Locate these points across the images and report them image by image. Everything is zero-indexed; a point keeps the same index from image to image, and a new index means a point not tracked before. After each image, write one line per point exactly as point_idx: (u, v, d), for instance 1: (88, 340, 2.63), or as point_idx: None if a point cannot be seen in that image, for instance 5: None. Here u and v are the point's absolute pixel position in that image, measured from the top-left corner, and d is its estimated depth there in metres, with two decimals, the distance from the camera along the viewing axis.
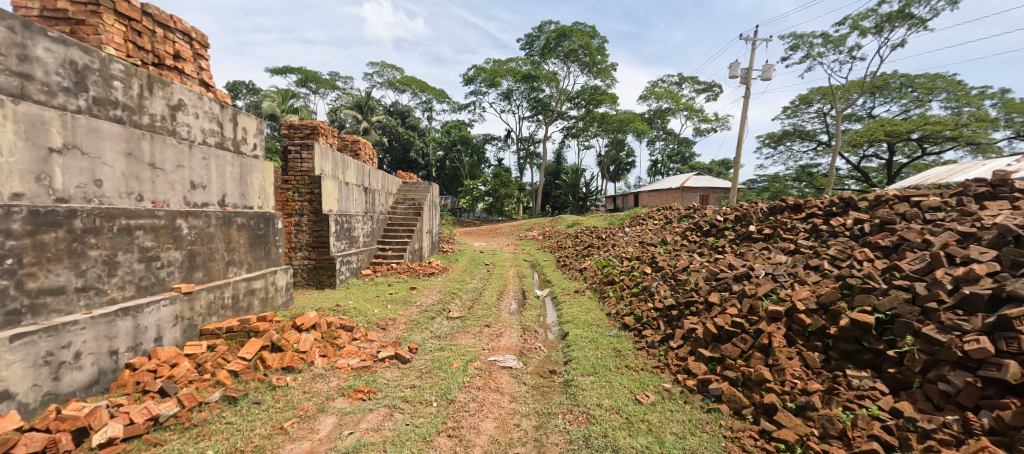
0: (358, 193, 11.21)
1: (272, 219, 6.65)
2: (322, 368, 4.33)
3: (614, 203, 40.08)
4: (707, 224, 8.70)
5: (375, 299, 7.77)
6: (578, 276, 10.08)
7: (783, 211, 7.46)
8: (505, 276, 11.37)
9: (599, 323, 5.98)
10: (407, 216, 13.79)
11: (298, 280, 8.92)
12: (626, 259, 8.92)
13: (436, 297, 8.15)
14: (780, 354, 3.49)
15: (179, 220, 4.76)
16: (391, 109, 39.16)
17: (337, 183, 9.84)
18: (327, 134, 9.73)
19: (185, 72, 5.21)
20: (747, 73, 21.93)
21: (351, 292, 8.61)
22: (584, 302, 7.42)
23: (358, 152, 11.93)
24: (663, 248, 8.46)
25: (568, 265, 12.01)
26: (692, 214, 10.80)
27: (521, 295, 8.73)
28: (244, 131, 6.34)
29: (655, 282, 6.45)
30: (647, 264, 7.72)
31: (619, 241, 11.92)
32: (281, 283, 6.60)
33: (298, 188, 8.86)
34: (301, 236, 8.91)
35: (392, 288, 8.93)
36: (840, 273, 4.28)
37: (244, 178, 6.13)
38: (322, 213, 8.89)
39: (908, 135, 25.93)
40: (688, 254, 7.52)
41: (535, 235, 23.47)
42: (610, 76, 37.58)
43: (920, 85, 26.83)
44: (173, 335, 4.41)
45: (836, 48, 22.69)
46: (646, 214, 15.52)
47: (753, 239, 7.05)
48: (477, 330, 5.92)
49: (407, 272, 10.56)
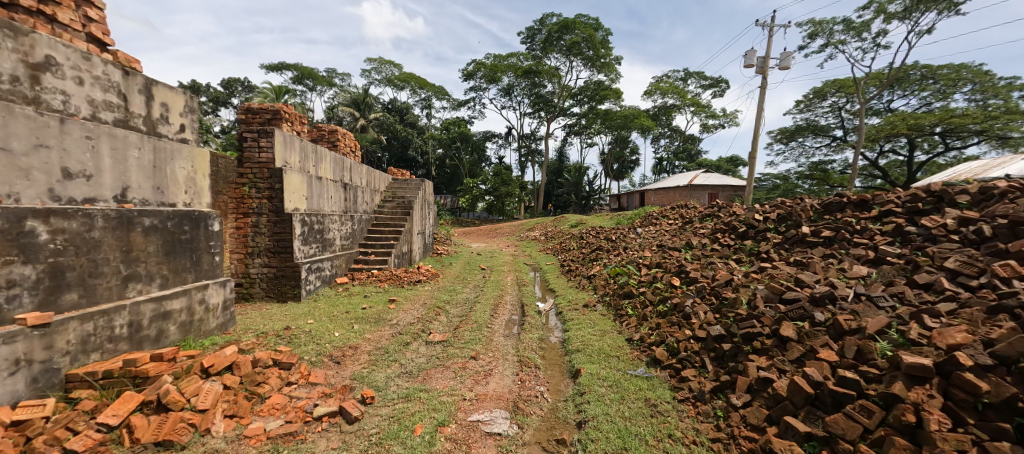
0: (334, 190, 9.81)
1: (204, 220, 5.26)
2: (220, 441, 3.00)
3: (618, 203, 38.65)
4: (741, 222, 7.30)
5: (342, 317, 6.40)
6: (586, 284, 8.71)
7: (842, 209, 6.07)
8: (502, 283, 9.98)
9: (620, 356, 4.56)
10: (394, 216, 12.40)
11: (256, 292, 7.50)
12: (644, 266, 7.51)
13: (418, 313, 6.79)
14: (945, 443, 2.22)
15: (35, 221, 3.47)
16: (389, 106, 37.85)
17: (307, 177, 8.45)
18: (294, 120, 8.34)
19: (59, 20, 3.89)
20: (763, 62, 20.52)
21: (317, 306, 7.22)
22: (596, 321, 5.99)
23: (336, 143, 10.56)
24: (689, 253, 7.05)
25: (575, 271, 10.54)
26: (718, 213, 9.35)
27: (520, 308, 7.33)
28: (165, 108, 4.96)
29: (688, 299, 5.04)
30: (672, 273, 6.30)
31: (633, 244, 10.46)
32: (216, 301, 5.23)
33: (255, 182, 7.47)
34: (259, 240, 7.49)
35: (368, 300, 7.55)
36: (992, 300, 2.96)
37: (159, 167, 4.74)
38: (284, 212, 7.50)
39: (931, 129, 24.40)
40: (723, 262, 6.13)
41: (536, 236, 22.05)
42: (614, 70, 36.13)
43: (942, 76, 25.31)
44: (9, 389, 3.13)
45: (859, 35, 21.28)
46: (658, 213, 14.11)
47: (809, 243, 5.67)
48: (459, 364, 4.51)
49: (389, 281, 9.17)
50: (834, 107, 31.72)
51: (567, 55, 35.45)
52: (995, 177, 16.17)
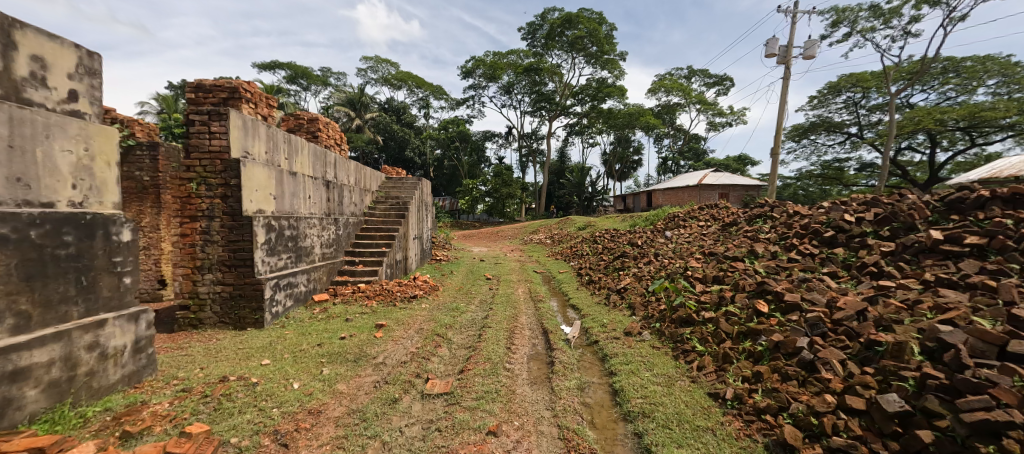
0: (314, 187, 8.22)
1: (106, 227, 3.71)
2: None
3: (622, 204, 37.14)
4: (821, 222, 5.79)
5: (313, 354, 4.84)
6: (616, 300, 7.18)
7: (978, 206, 4.64)
8: (512, 297, 8.44)
9: (718, 431, 3.01)
10: (386, 219, 10.83)
11: (207, 317, 5.89)
12: (698, 279, 5.94)
13: (411, 345, 5.24)
14: None
15: None
16: (386, 106, 35.89)
17: (276, 171, 6.85)
18: (260, 102, 6.74)
19: None
20: (785, 51, 19.07)
21: (283, 335, 5.63)
22: (654, 360, 4.42)
23: (316, 133, 9.01)
24: (761, 265, 5.49)
25: (597, 282, 8.95)
26: (771, 212, 7.84)
27: (542, 336, 5.72)
28: (39, 63, 3.40)
29: (802, 336, 3.50)
30: (749, 292, 4.75)
31: (666, 250, 8.85)
32: (117, 346, 3.63)
33: (204, 177, 5.87)
34: (209, 250, 5.88)
35: (349, 326, 5.97)
36: None
37: (18, 148, 3.18)
38: (243, 214, 5.92)
39: (954, 124, 22.80)
40: (820, 280, 4.59)
41: (542, 239, 20.52)
42: (618, 67, 34.69)
43: (965, 69, 23.65)
44: None
45: (887, 22, 19.72)
46: (682, 213, 12.62)
47: (949, 254, 4.21)
48: (471, 447, 2.96)
49: (379, 298, 7.56)
50: (848, 103, 30.25)
51: (568, 51, 33.94)
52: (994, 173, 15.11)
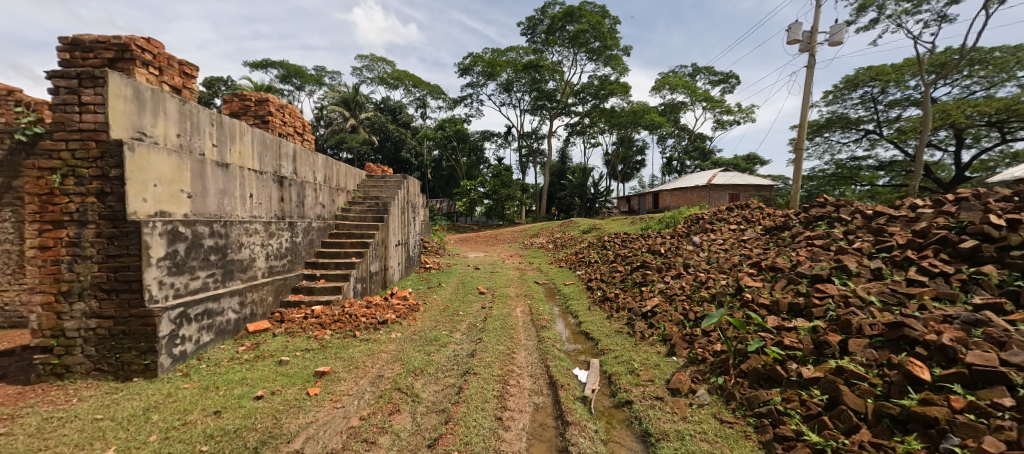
0: (260, 184, 6.47)
1: None
2: None
3: (626, 205, 35.47)
4: (945, 227, 4.10)
5: (196, 434, 3.15)
6: (643, 327, 5.44)
7: None
8: (507, 320, 6.70)
9: None
10: (361, 222, 9.11)
11: (77, 363, 4.22)
12: (768, 307, 4.19)
13: (352, 414, 3.51)
14: None
15: None
16: (380, 106, 34.27)
17: (195, 162, 5.12)
18: (171, 67, 5.04)
19: None
20: (810, 37, 17.34)
21: (178, 390, 3.94)
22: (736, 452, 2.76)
23: (267, 117, 7.34)
24: (867, 290, 3.76)
25: (614, 301, 7.18)
26: (837, 213, 6.13)
27: (549, 390, 4.00)
28: None
29: None
30: (875, 338, 3.08)
31: (700, 261, 7.09)
32: None
33: (73, 167, 4.20)
34: (79, 269, 4.20)
35: (280, 374, 4.27)
36: None
37: None
38: (130, 219, 4.23)
39: (982, 120, 20.93)
40: (991, 322, 2.93)
41: (543, 244, 18.80)
42: (621, 63, 32.94)
43: (993, 61, 20.05)
44: None
45: (919, 6, 17.99)
46: (707, 214, 10.93)
47: None
48: None
49: (337, 325, 5.85)
50: (865, 99, 28.47)
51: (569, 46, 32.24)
52: (998, 184, 12.48)
